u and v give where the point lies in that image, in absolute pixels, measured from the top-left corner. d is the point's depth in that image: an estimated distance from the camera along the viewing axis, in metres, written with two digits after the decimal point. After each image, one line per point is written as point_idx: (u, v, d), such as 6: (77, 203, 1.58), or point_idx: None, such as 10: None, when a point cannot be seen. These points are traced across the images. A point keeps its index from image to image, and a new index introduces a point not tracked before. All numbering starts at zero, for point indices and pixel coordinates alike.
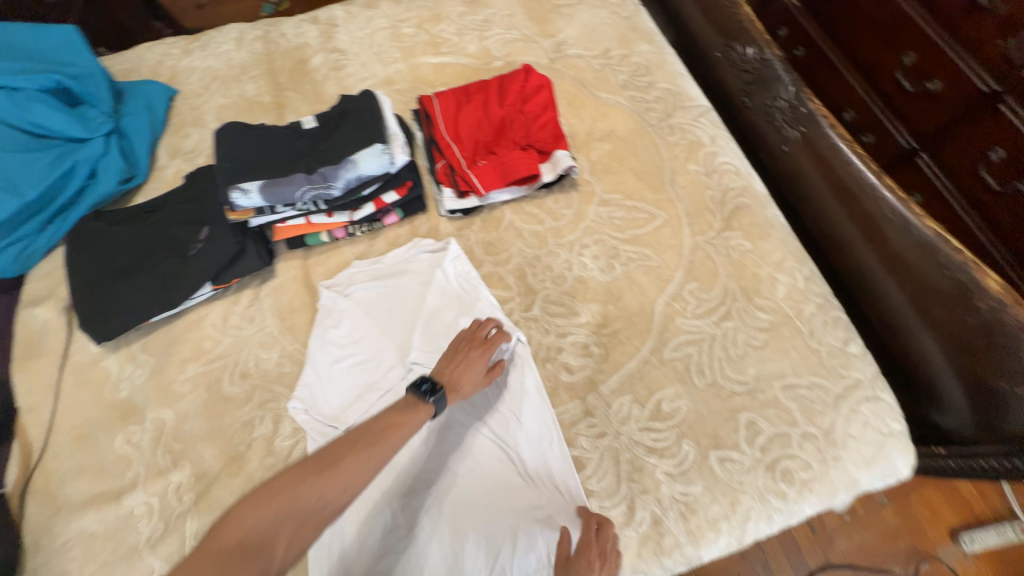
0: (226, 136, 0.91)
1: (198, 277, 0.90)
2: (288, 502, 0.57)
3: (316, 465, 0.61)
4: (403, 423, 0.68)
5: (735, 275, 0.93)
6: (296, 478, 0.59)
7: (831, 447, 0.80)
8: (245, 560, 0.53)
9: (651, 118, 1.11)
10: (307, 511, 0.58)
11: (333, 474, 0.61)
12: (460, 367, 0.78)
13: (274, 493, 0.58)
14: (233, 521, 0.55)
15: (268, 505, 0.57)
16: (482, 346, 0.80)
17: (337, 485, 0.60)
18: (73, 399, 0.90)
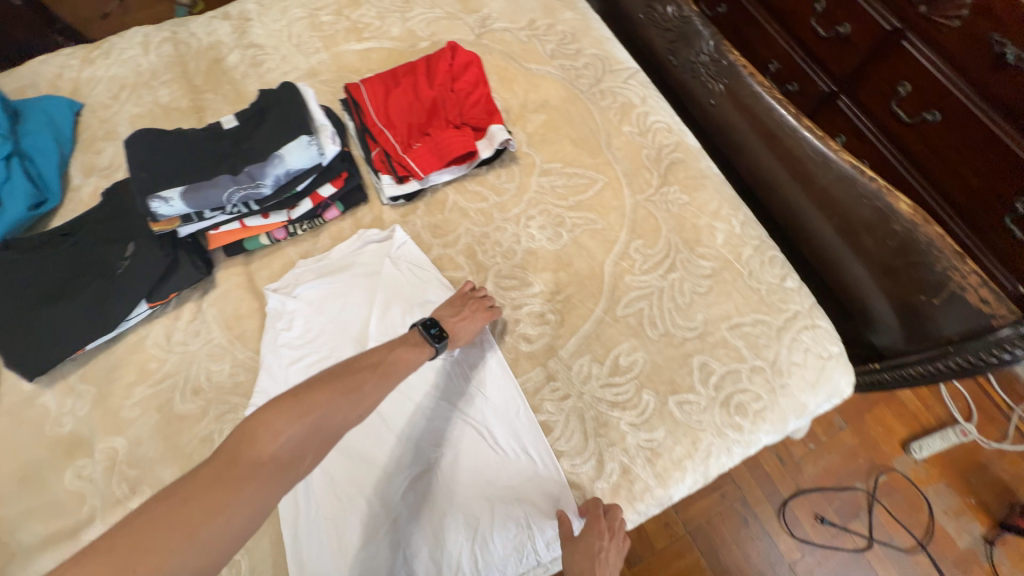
0: (137, 144, 0.86)
1: (131, 295, 0.86)
2: (320, 418, 0.57)
3: (341, 385, 0.61)
4: (411, 358, 0.71)
5: (677, 228, 0.96)
6: (325, 396, 0.59)
7: (778, 376, 0.85)
8: (280, 473, 0.53)
9: (582, 85, 1.12)
10: (336, 433, 0.58)
11: (360, 399, 0.61)
12: (468, 320, 0.82)
13: (307, 409, 0.57)
14: (264, 434, 0.54)
15: (302, 421, 0.56)
16: (486, 313, 0.84)
17: (362, 406, 0.61)
18: (10, 442, 0.85)
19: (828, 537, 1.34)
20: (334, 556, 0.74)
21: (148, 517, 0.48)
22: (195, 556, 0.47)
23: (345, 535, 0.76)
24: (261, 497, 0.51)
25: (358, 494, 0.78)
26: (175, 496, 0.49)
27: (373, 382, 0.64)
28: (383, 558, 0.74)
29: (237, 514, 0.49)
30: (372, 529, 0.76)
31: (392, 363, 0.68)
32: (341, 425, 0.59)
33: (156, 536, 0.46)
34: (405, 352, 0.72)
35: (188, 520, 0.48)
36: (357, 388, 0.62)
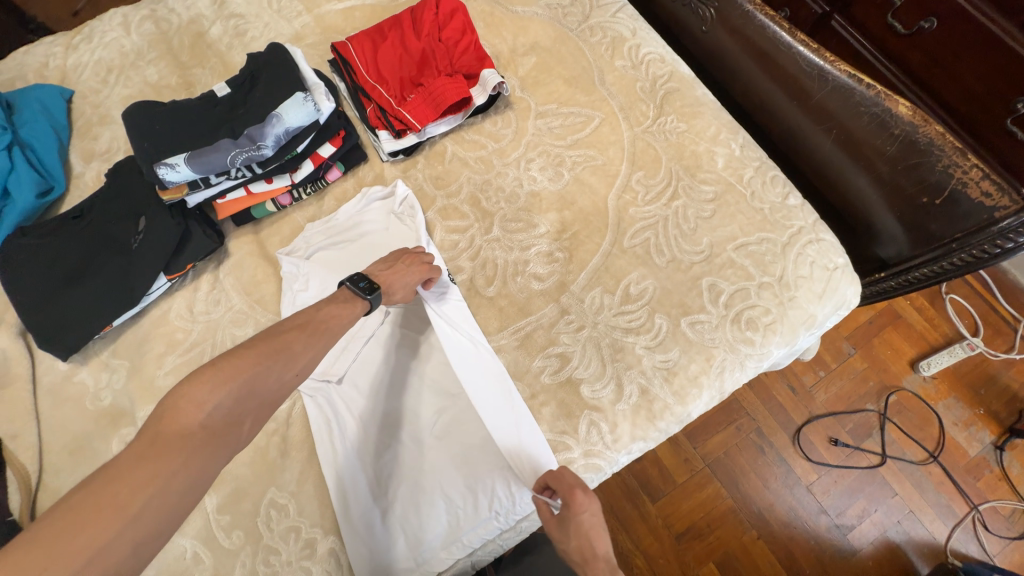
0: (136, 117, 0.86)
1: (149, 269, 0.88)
2: (247, 384, 0.57)
3: (265, 350, 0.60)
4: (343, 314, 0.70)
5: (677, 157, 0.97)
6: (249, 363, 0.58)
7: (786, 290, 0.87)
8: (213, 440, 0.54)
9: (571, 23, 1.10)
10: (269, 395, 0.59)
11: (289, 360, 0.61)
12: (398, 273, 0.79)
13: (231, 376, 0.57)
14: (187, 407, 0.54)
15: (227, 387, 0.56)
16: (423, 268, 0.81)
17: (293, 369, 0.62)
18: (59, 418, 0.90)
19: (843, 457, 1.39)
20: (377, 491, 0.81)
21: (70, 503, 0.47)
22: (133, 526, 0.47)
23: (385, 472, 0.82)
24: (197, 463, 0.52)
25: (393, 437, 0.85)
26: (101, 476, 0.49)
27: (301, 340, 0.63)
28: (421, 489, 0.79)
29: (174, 482, 0.50)
30: (407, 464, 0.82)
31: (322, 321, 0.68)
32: (273, 387, 0.59)
33: (87, 516, 0.46)
34: (336, 309, 0.71)
35: (119, 495, 0.48)
36: (282, 349, 0.61)
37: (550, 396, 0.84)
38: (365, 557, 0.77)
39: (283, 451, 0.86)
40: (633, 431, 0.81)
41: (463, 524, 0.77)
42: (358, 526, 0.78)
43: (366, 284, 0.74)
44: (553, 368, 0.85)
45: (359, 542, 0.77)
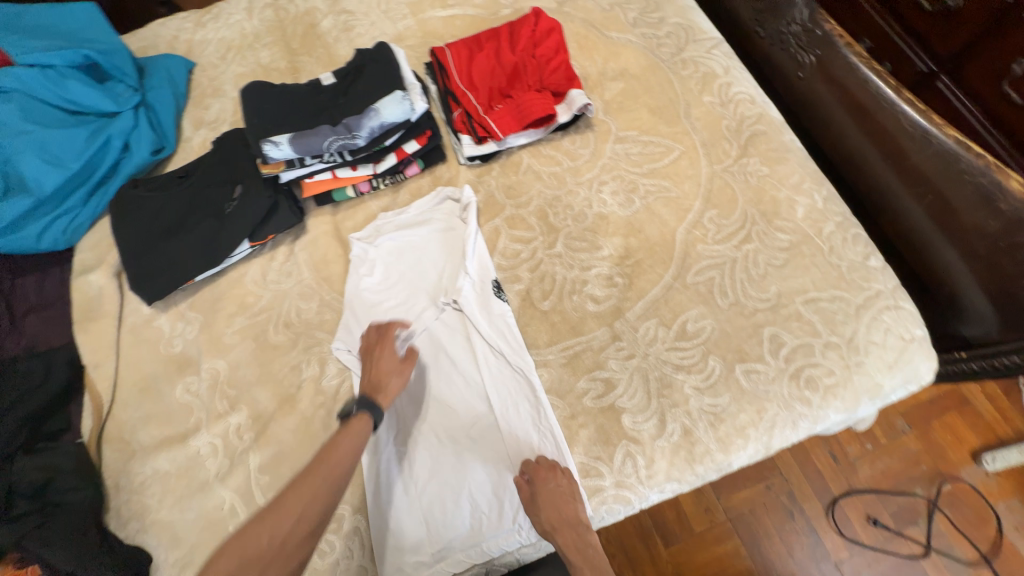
0: (251, 95, 0.95)
1: (237, 233, 0.95)
2: (241, 547, 0.62)
3: (261, 514, 0.65)
4: (342, 445, 0.72)
5: (754, 200, 0.95)
6: (244, 529, 0.63)
7: (854, 354, 0.83)
8: None
9: (663, 54, 1.11)
10: (263, 548, 0.61)
11: (281, 512, 0.64)
12: (386, 376, 0.80)
13: (230, 547, 0.62)
14: None
15: (225, 558, 0.61)
16: (382, 342, 0.84)
17: (287, 517, 0.64)
18: (133, 355, 0.98)
19: (881, 540, 1.29)
20: (405, 481, 0.82)
21: None
22: None
23: (415, 464, 0.83)
24: None
25: (429, 429, 0.85)
26: None
27: (293, 491, 0.66)
28: (448, 487, 0.80)
29: None
30: (437, 460, 0.83)
31: (317, 458, 0.71)
32: (268, 543, 0.62)
33: None
34: (334, 441, 0.73)
35: None
36: (277, 505, 0.65)
37: (590, 418, 0.83)
38: (385, 541, 0.79)
39: (326, 425, 0.87)
40: (669, 471, 0.79)
41: (483, 529, 0.78)
42: (383, 509, 0.81)
43: (357, 406, 0.77)
44: (597, 392, 0.85)
45: (381, 525, 0.80)
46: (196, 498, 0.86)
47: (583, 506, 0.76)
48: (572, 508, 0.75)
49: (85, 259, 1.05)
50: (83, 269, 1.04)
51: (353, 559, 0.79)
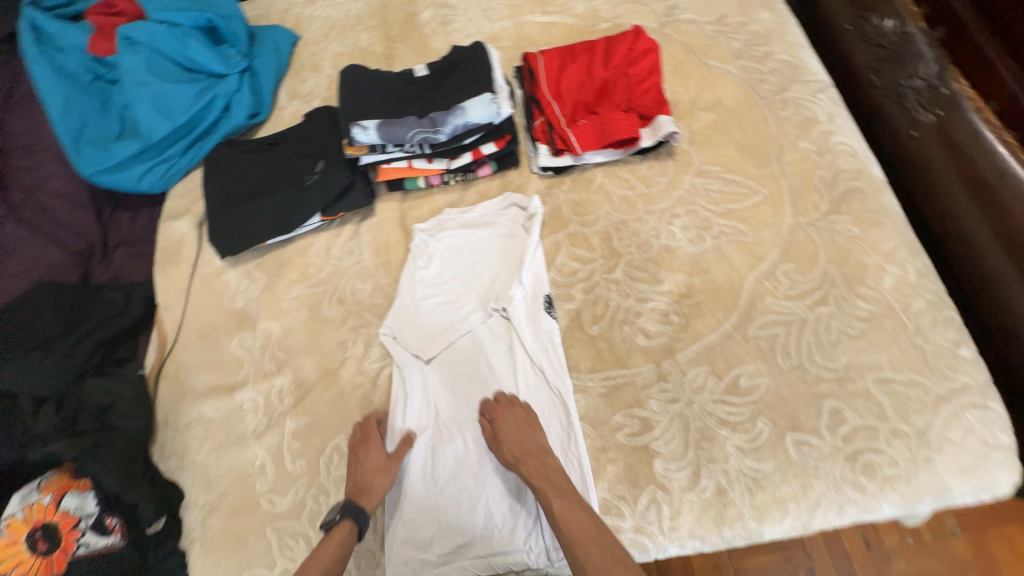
0: (348, 78, 0.99)
1: (311, 206, 0.99)
2: None
3: None
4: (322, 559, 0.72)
5: (838, 261, 0.88)
6: None
7: (924, 448, 0.75)
8: None
9: (763, 90, 1.05)
10: None
11: None
12: (372, 474, 0.80)
13: None
14: None
15: None
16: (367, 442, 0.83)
17: None
18: (199, 303, 1.04)
19: None
20: (424, 479, 0.83)
21: None
22: None
23: (436, 465, 0.83)
24: None
25: (457, 432, 0.85)
26: None
27: None
28: (465, 492, 0.81)
29: None
30: (458, 465, 0.83)
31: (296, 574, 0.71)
32: None
33: None
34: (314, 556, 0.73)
35: None
36: None
37: (620, 455, 0.81)
38: (395, 532, 0.80)
39: (360, 406, 0.90)
40: (693, 527, 0.75)
41: (491, 542, 0.77)
42: (399, 500, 0.82)
43: (340, 512, 0.76)
44: (632, 430, 0.82)
45: (395, 516, 0.81)
46: (233, 449, 0.91)
47: (541, 437, 0.79)
48: (531, 438, 0.78)
49: (174, 205, 1.13)
50: (171, 216, 1.12)
51: (364, 543, 0.82)
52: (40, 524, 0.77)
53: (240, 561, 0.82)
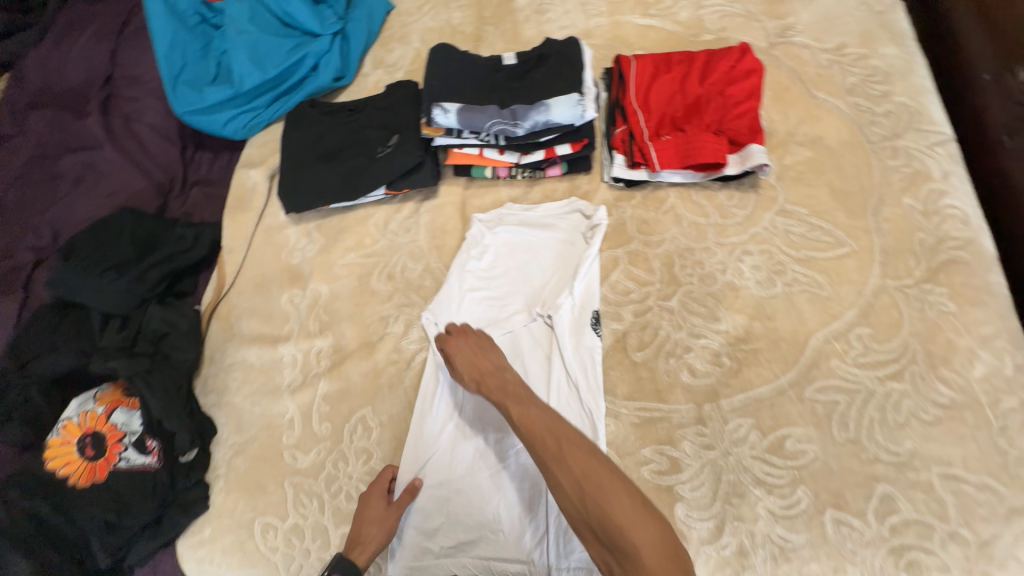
0: (436, 57, 0.98)
1: (378, 178, 1.00)
2: None
3: None
4: None
5: (923, 335, 0.80)
6: None
7: (984, 561, 0.67)
8: None
9: (872, 134, 0.96)
10: None
11: None
12: (367, 524, 0.76)
13: None
14: None
15: None
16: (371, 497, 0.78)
17: None
18: (259, 252, 1.09)
19: None
20: (438, 471, 0.82)
21: None
22: None
23: (453, 459, 0.83)
24: None
25: (478, 430, 0.84)
26: None
27: None
28: (478, 491, 0.80)
29: None
30: (475, 463, 0.82)
31: None
32: None
33: None
34: None
35: None
36: None
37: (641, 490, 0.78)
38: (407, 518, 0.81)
39: (391, 383, 0.91)
40: None
41: (496, 545, 0.77)
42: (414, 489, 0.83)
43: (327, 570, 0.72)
44: (658, 468, 0.79)
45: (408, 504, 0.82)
46: (267, 398, 0.95)
47: (498, 356, 0.79)
48: (486, 360, 0.78)
49: (252, 155, 1.17)
50: (247, 164, 1.16)
51: None
52: (90, 432, 0.83)
53: (256, 506, 0.86)
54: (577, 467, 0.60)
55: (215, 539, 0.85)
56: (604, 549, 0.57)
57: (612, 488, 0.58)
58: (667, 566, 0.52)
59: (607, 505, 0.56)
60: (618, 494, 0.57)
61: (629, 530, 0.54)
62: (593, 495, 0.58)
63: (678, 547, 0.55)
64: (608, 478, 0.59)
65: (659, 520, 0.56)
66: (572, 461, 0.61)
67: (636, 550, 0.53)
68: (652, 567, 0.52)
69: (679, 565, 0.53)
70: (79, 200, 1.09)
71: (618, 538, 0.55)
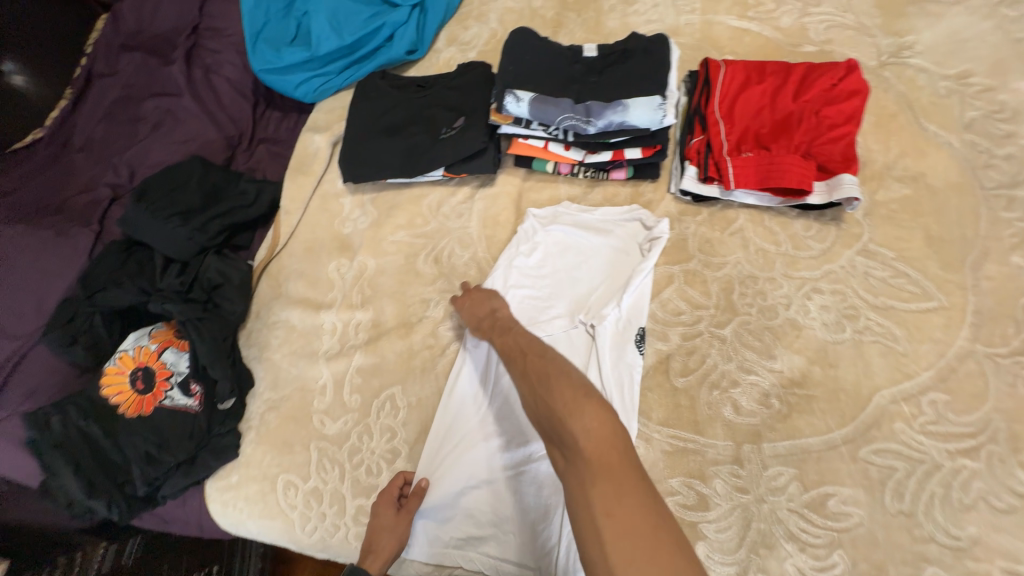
0: (514, 41, 0.95)
1: (438, 159, 0.98)
2: None
3: None
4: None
5: (1010, 414, 0.71)
6: None
7: None
8: None
9: (986, 179, 0.86)
10: None
11: None
12: (380, 532, 0.76)
13: None
14: None
15: None
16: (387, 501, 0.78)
17: None
18: (314, 217, 1.11)
19: None
20: (456, 463, 0.81)
21: None
22: None
23: (472, 454, 0.81)
24: None
25: (500, 429, 0.82)
26: None
27: None
28: (492, 492, 0.79)
29: None
30: (492, 461, 0.80)
31: None
32: None
33: None
34: None
35: None
36: None
37: None
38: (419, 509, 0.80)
39: (424, 366, 0.91)
40: None
41: (506, 545, 0.77)
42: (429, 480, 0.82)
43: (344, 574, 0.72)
44: (685, 501, 0.75)
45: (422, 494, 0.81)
46: (304, 360, 0.97)
47: (496, 301, 0.85)
48: (482, 306, 0.84)
49: (318, 119, 1.18)
50: (313, 128, 1.18)
51: None
52: (142, 366, 0.88)
53: (282, 462, 0.89)
54: (532, 374, 0.62)
55: (241, 486, 0.89)
56: (555, 446, 0.56)
57: (557, 388, 0.57)
58: (605, 453, 0.50)
59: (551, 401, 0.56)
60: (563, 391, 0.56)
61: (568, 420, 0.53)
62: (543, 398, 0.58)
63: (623, 435, 0.51)
64: (555, 381, 0.58)
65: (602, 412, 0.53)
66: (530, 369, 0.64)
67: (575, 440, 0.52)
68: (589, 456, 0.50)
69: (620, 452, 0.50)
70: (156, 143, 1.14)
71: (561, 433, 0.54)
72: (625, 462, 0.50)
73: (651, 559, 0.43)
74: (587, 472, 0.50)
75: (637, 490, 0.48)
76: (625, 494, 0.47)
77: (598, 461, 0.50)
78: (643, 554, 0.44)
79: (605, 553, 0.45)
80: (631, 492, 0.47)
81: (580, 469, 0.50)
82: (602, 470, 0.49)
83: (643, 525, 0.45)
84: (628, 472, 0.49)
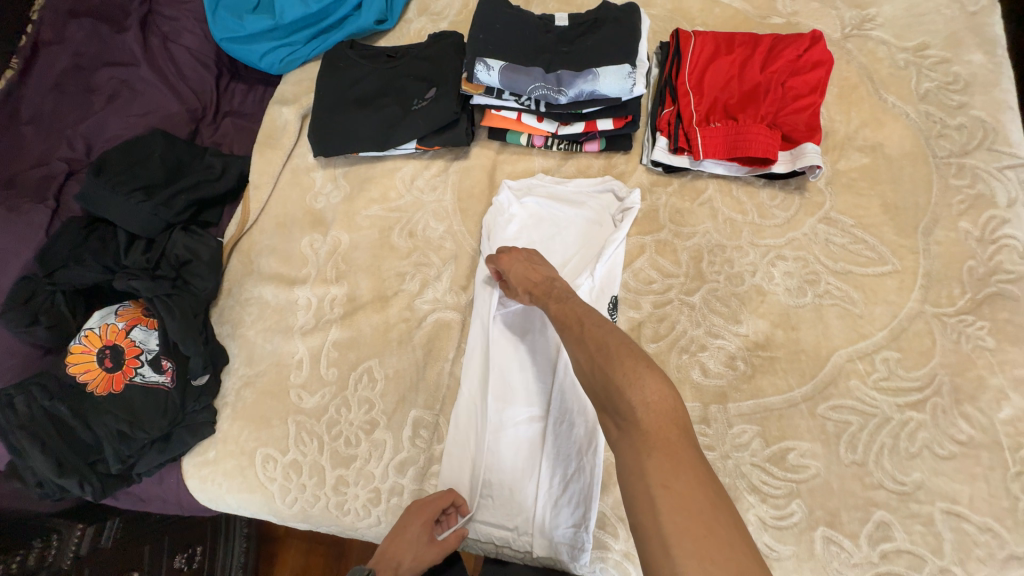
0: (484, 9, 0.93)
1: (411, 131, 0.97)
2: None
3: None
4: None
5: (953, 368, 0.76)
6: None
7: None
8: None
9: (938, 147, 0.89)
10: None
11: None
12: (402, 548, 0.71)
13: None
14: None
15: None
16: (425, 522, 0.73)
17: None
18: (284, 193, 1.08)
19: None
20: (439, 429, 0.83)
21: None
22: None
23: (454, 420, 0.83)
24: None
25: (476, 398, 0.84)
26: None
27: None
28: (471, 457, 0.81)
29: None
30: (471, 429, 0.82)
31: None
32: None
33: None
34: None
35: None
36: None
37: None
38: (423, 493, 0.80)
39: (401, 339, 0.92)
40: None
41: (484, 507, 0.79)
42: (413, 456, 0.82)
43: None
44: None
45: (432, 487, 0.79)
46: (279, 336, 0.96)
47: (549, 270, 0.77)
48: (538, 272, 0.76)
49: (285, 92, 1.14)
50: (280, 100, 1.14)
51: (379, 460, 0.84)
52: (109, 344, 0.86)
53: (259, 437, 0.89)
54: (589, 342, 0.60)
55: (218, 462, 0.88)
56: (608, 415, 0.57)
57: (616, 357, 0.56)
58: (665, 428, 0.51)
59: (608, 370, 0.56)
60: (623, 360, 0.55)
61: (629, 393, 0.53)
62: (600, 365, 0.57)
63: (681, 411, 0.52)
64: (614, 348, 0.57)
65: (663, 384, 0.53)
66: (589, 338, 0.61)
67: (633, 412, 0.52)
68: (647, 429, 0.51)
69: (679, 429, 0.51)
70: (112, 115, 1.09)
71: (616, 401, 0.54)
72: (685, 441, 0.50)
73: (708, 533, 0.45)
74: (643, 444, 0.51)
75: (694, 465, 0.49)
76: (683, 467, 0.48)
77: (657, 436, 0.50)
78: (700, 527, 0.45)
79: (659, 521, 0.46)
80: (687, 467, 0.48)
81: (637, 440, 0.51)
82: (660, 445, 0.50)
83: (700, 501, 0.46)
84: (689, 451, 0.50)
